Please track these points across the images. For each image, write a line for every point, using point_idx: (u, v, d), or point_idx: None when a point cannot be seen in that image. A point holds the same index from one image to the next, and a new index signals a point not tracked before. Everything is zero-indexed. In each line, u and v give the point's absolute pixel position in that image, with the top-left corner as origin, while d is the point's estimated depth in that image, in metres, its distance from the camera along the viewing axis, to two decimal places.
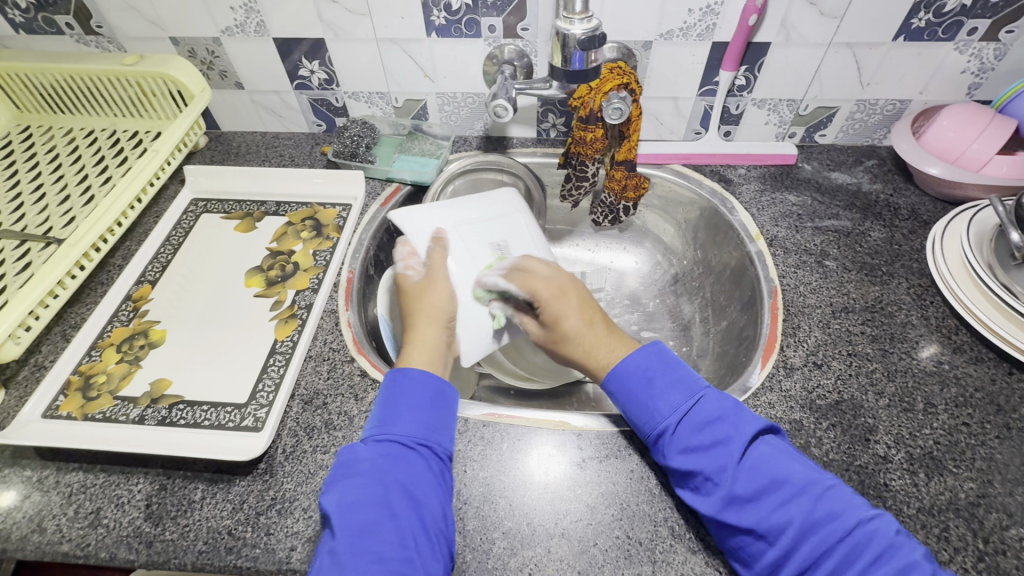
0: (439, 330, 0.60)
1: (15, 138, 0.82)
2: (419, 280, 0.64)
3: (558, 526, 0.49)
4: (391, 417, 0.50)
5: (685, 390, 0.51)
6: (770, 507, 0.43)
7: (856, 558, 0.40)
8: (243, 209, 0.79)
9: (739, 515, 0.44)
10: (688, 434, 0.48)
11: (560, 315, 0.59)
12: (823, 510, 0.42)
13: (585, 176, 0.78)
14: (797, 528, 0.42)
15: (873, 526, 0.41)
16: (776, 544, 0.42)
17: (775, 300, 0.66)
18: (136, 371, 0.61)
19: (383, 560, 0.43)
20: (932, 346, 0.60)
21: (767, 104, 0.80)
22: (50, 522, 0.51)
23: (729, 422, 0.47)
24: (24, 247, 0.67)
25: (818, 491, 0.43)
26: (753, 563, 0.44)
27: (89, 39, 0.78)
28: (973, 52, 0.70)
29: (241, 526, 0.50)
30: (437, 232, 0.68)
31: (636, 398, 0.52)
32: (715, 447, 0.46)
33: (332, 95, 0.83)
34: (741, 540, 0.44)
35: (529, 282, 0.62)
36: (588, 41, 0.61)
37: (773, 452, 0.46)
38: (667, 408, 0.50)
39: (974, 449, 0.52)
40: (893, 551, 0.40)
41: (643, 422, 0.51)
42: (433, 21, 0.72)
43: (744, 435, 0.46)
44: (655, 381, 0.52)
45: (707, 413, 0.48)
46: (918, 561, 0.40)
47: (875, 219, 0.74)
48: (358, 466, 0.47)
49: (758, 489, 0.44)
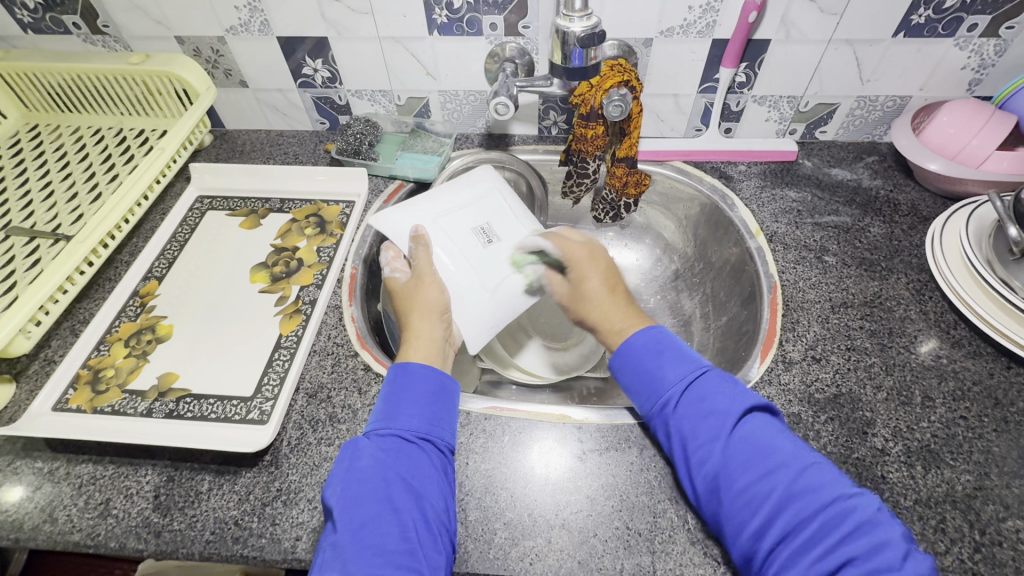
0: (436, 321, 0.61)
1: (23, 137, 0.83)
2: (408, 279, 0.65)
3: (559, 517, 0.50)
4: (393, 412, 0.51)
5: (691, 362, 0.52)
6: (756, 477, 0.44)
7: (831, 530, 0.41)
8: (248, 207, 0.80)
9: (728, 481, 0.45)
10: (688, 404, 0.49)
11: (585, 276, 0.63)
12: (805, 482, 0.43)
13: (585, 172, 0.79)
14: (779, 496, 0.43)
15: (851, 502, 0.42)
16: (757, 514, 0.43)
17: (774, 296, 0.66)
18: (144, 366, 0.62)
19: (385, 553, 0.43)
20: (931, 341, 0.61)
21: (767, 101, 0.80)
22: (61, 512, 0.52)
23: (726, 395, 0.49)
24: (33, 244, 0.68)
25: (804, 465, 0.44)
26: (736, 535, 0.44)
27: (96, 38, 0.79)
28: (973, 48, 0.70)
29: (247, 516, 0.51)
30: (416, 230, 0.67)
31: (643, 368, 0.53)
32: (712, 416, 0.48)
33: (335, 93, 0.84)
34: (725, 511, 0.45)
35: (562, 246, 0.66)
36: (587, 38, 0.62)
37: (766, 428, 0.47)
38: (672, 376, 0.51)
39: (971, 442, 0.53)
40: (870, 527, 0.40)
41: (646, 391, 0.52)
42: (435, 20, 0.72)
43: (738, 408, 0.47)
44: (666, 351, 0.53)
45: (706, 387, 0.49)
46: (893, 540, 0.39)
47: (875, 215, 0.74)
48: (360, 461, 0.48)
49: (747, 458, 0.45)
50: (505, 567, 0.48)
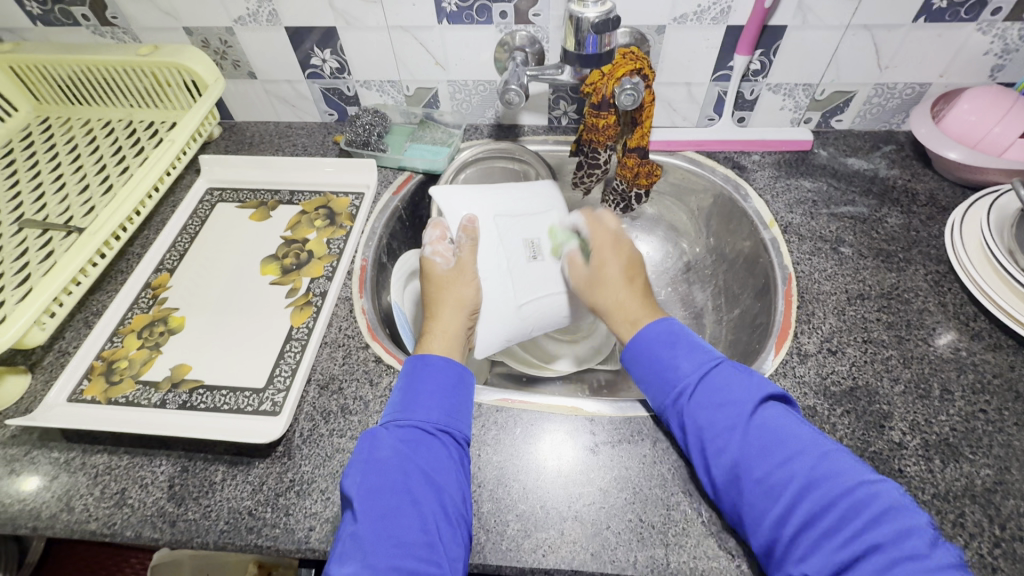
0: (463, 318, 0.61)
1: (34, 130, 0.83)
2: (449, 267, 0.65)
3: (572, 509, 0.50)
4: (411, 403, 0.51)
5: (705, 354, 0.52)
6: (776, 463, 0.44)
7: (854, 517, 0.40)
8: (257, 198, 0.80)
9: (747, 470, 0.44)
10: (703, 394, 0.49)
11: (602, 256, 0.65)
12: (826, 468, 0.42)
13: (597, 163, 0.78)
14: (800, 483, 0.42)
15: (874, 488, 0.41)
16: (778, 501, 0.42)
17: (789, 287, 0.65)
18: (157, 357, 0.62)
19: (404, 545, 0.43)
20: (949, 333, 0.60)
21: (782, 89, 0.78)
22: (78, 501, 0.52)
23: (742, 385, 0.49)
24: (46, 236, 0.68)
25: (822, 453, 0.44)
26: (757, 525, 0.43)
27: (105, 30, 0.79)
28: (996, 33, 0.68)
29: (260, 506, 0.51)
30: (468, 221, 0.68)
31: (657, 359, 0.53)
32: (729, 405, 0.48)
33: (344, 84, 0.84)
34: (744, 500, 0.44)
35: (591, 224, 0.68)
36: (602, 24, 0.61)
37: (782, 416, 0.46)
38: (687, 367, 0.51)
39: (991, 435, 0.52)
40: (895, 512, 0.40)
41: (659, 385, 0.52)
42: (445, 8, 0.72)
43: (755, 397, 0.48)
44: (679, 343, 0.53)
45: (723, 376, 0.50)
46: (919, 526, 0.39)
47: (892, 205, 0.73)
48: (378, 452, 0.47)
49: (765, 446, 0.45)
50: (518, 558, 0.48)
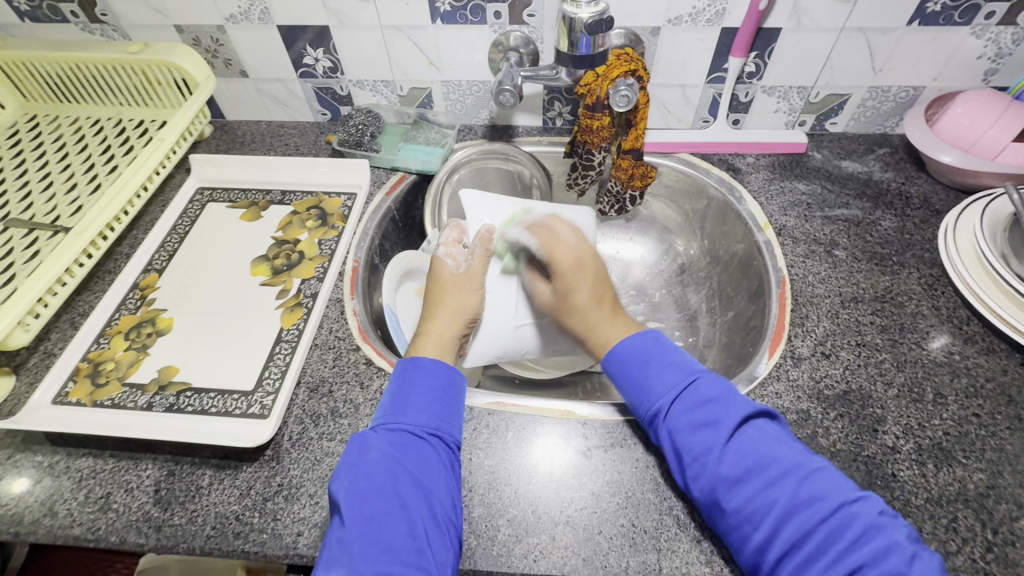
0: (462, 324, 0.61)
1: (22, 128, 0.82)
2: (460, 271, 0.64)
3: (563, 514, 0.49)
4: (402, 407, 0.51)
5: (680, 371, 0.51)
6: (755, 489, 0.43)
7: (836, 539, 0.40)
8: (249, 198, 0.79)
9: (726, 495, 0.44)
10: (680, 415, 0.48)
11: (564, 283, 0.61)
12: (808, 491, 0.42)
13: (591, 164, 0.78)
14: (782, 507, 0.42)
15: (855, 507, 0.41)
16: (760, 526, 0.42)
17: (783, 290, 0.65)
18: (144, 359, 0.62)
19: (392, 550, 0.43)
20: (943, 337, 0.60)
21: (776, 92, 0.78)
22: (61, 506, 0.52)
23: (720, 403, 0.48)
24: (32, 236, 0.67)
25: (805, 473, 0.43)
26: (740, 546, 0.43)
27: (94, 27, 0.78)
28: (989, 37, 0.68)
29: (248, 511, 0.50)
30: (488, 230, 0.67)
31: (633, 380, 0.52)
32: (705, 428, 0.47)
33: (337, 83, 0.83)
34: (727, 523, 0.44)
35: (552, 248, 0.63)
36: (594, 25, 0.60)
37: (762, 436, 0.46)
38: (661, 389, 0.50)
39: (983, 440, 0.52)
40: (875, 532, 0.40)
41: (637, 401, 0.51)
42: (438, 8, 0.71)
43: (733, 418, 0.47)
44: (651, 363, 0.52)
45: (701, 395, 0.49)
46: (899, 541, 0.39)
47: (886, 209, 0.73)
48: (367, 455, 0.47)
49: (743, 471, 0.44)
50: (509, 564, 0.47)
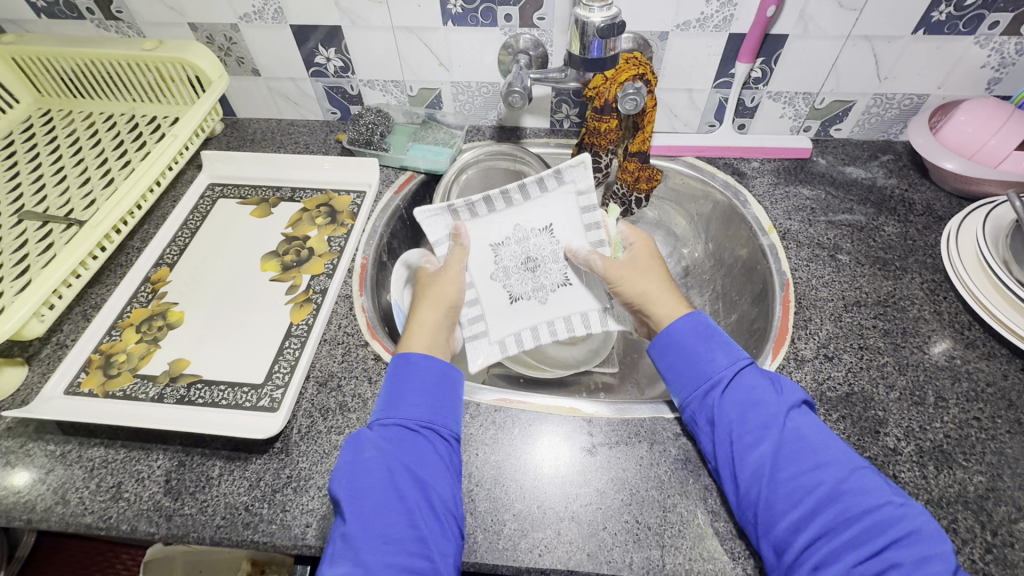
0: (444, 313, 0.61)
1: (36, 122, 0.83)
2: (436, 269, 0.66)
3: (568, 509, 0.50)
4: (396, 401, 0.51)
5: (737, 352, 0.53)
6: (808, 468, 0.45)
7: (878, 532, 0.41)
8: (258, 195, 0.80)
9: (777, 470, 0.45)
10: (740, 388, 0.50)
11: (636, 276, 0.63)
12: (855, 482, 0.44)
13: (598, 167, 0.79)
14: (828, 490, 0.43)
15: (901, 511, 0.42)
16: (800, 505, 0.43)
17: (786, 293, 0.66)
18: (155, 351, 0.62)
19: (394, 541, 0.44)
20: (944, 342, 0.60)
21: (782, 97, 0.79)
22: (73, 494, 0.52)
23: (777, 387, 0.50)
24: (46, 228, 0.68)
25: (852, 466, 0.45)
26: (769, 528, 0.44)
27: (109, 24, 0.79)
28: (993, 47, 0.69)
29: (257, 502, 0.51)
30: (458, 227, 0.64)
31: (692, 350, 0.54)
32: (764, 405, 0.49)
33: (347, 83, 0.84)
34: (768, 499, 0.45)
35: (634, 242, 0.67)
36: (607, 29, 0.61)
37: (814, 424, 0.48)
38: (719, 363, 0.52)
39: (984, 443, 0.52)
40: (923, 535, 0.41)
41: (687, 376, 0.53)
42: (450, 10, 0.72)
43: (789, 402, 0.49)
44: (715, 338, 0.54)
45: (752, 378, 0.50)
46: (943, 554, 0.40)
47: (889, 215, 0.73)
48: (363, 453, 0.48)
49: (800, 450, 0.46)
50: (515, 557, 0.48)
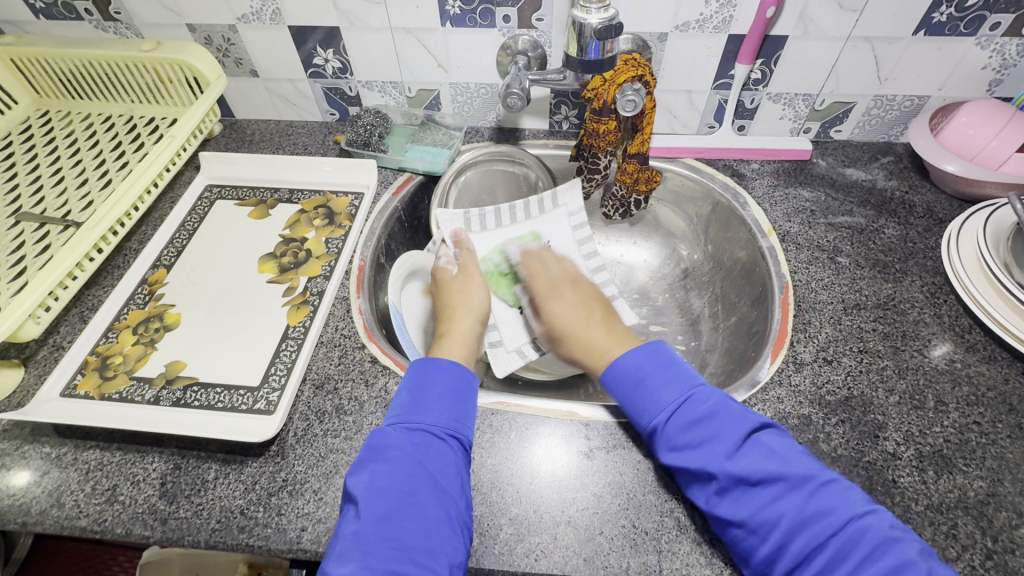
0: (476, 324, 0.64)
1: (34, 123, 0.83)
2: (456, 272, 0.70)
3: (565, 514, 0.50)
4: (420, 405, 0.51)
5: (678, 386, 0.51)
6: (763, 502, 0.44)
7: (848, 553, 0.40)
8: (257, 196, 0.80)
9: (732, 509, 0.44)
10: (680, 429, 0.49)
11: (547, 304, 0.67)
12: (815, 505, 0.42)
13: (597, 168, 0.79)
14: (791, 521, 0.42)
15: (866, 522, 0.41)
16: (767, 539, 0.43)
17: (786, 296, 0.66)
18: (152, 354, 0.62)
19: (404, 548, 0.43)
20: (945, 345, 0.60)
21: (782, 99, 0.79)
22: (68, 497, 0.52)
23: (722, 419, 0.48)
24: (44, 230, 0.68)
25: (812, 487, 0.43)
26: (748, 555, 0.44)
27: (107, 25, 0.79)
28: (995, 48, 0.69)
29: (252, 505, 0.51)
30: (457, 233, 0.75)
31: (631, 397, 0.53)
32: (706, 444, 0.47)
33: (346, 84, 0.84)
34: (735, 533, 0.44)
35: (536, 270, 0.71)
36: (604, 31, 0.60)
37: (767, 450, 0.46)
38: (658, 405, 0.50)
39: (984, 448, 0.52)
40: (889, 546, 0.40)
41: (640, 418, 0.52)
42: (448, 11, 0.72)
43: (735, 434, 0.47)
44: (646, 380, 0.52)
45: (699, 411, 0.49)
46: (913, 559, 0.39)
47: (890, 217, 0.73)
48: (388, 453, 0.48)
49: (751, 484, 0.44)
50: (511, 562, 0.47)
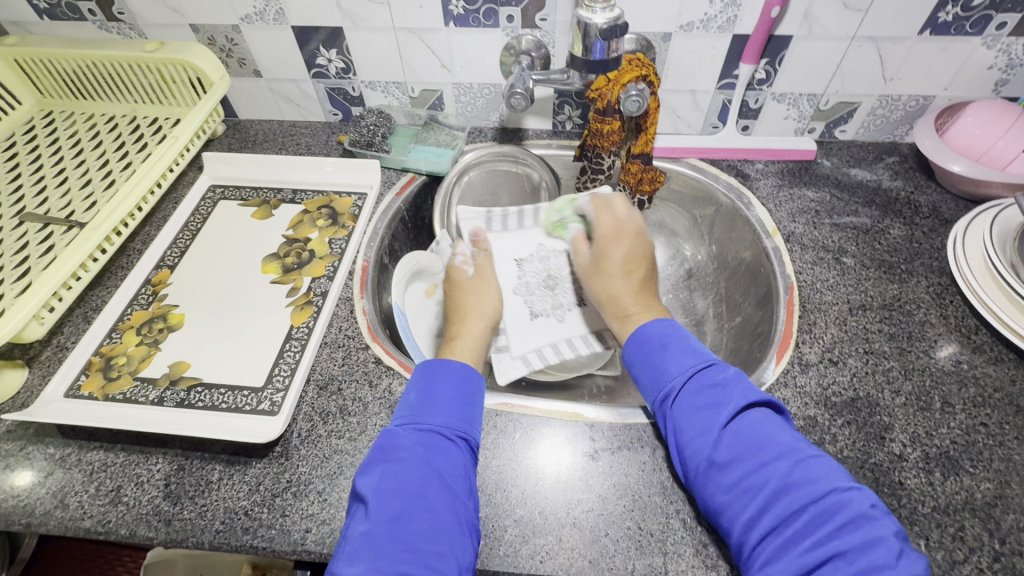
0: (487, 327, 0.64)
1: (38, 124, 0.83)
2: (472, 274, 0.69)
3: (570, 516, 0.50)
4: (429, 406, 0.51)
5: (697, 356, 0.53)
6: (749, 467, 0.44)
7: (824, 523, 0.40)
8: (260, 197, 0.80)
9: (719, 474, 0.45)
10: (693, 394, 0.50)
11: (606, 245, 0.67)
12: (800, 474, 0.42)
13: (601, 168, 0.79)
14: (772, 488, 0.42)
15: (846, 496, 0.41)
16: (749, 504, 0.42)
17: (791, 296, 0.65)
18: (155, 354, 0.62)
19: (415, 550, 0.42)
20: (951, 346, 0.60)
21: (786, 99, 0.79)
22: (72, 498, 0.52)
23: (727, 386, 0.49)
24: (47, 230, 0.68)
25: (799, 457, 0.43)
26: (730, 526, 0.44)
27: (111, 25, 0.79)
28: (1001, 47, 0.68)
29: (257, 507, 0.51)
30: (476, 233, 0.73)
31: (650, 361, 0.54)
32: (708, 409, 0.48)
33: (349, 84, 0.84)
34: (718, 499, 0.44)
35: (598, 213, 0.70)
36: (609, 30, 0.60)
37: (765, 420, 0.46)
38: (674, 370, 0.52)
39: (992, 449, 0.52)
40: (863, 522, 0.39)
41: (652, 385, 0.53)
42: (452, 11, 0.72)
43: (737, 401, 0.47)
44: (669, 346, 0.54)
45: (711, 378, 0.50)
46: (883, 537, 0.39)
47: (895, 217, 0.73)
48: (397, 453, 0.47)
49: (741, 450, 0.45)
50: (516, 564, 0.47)
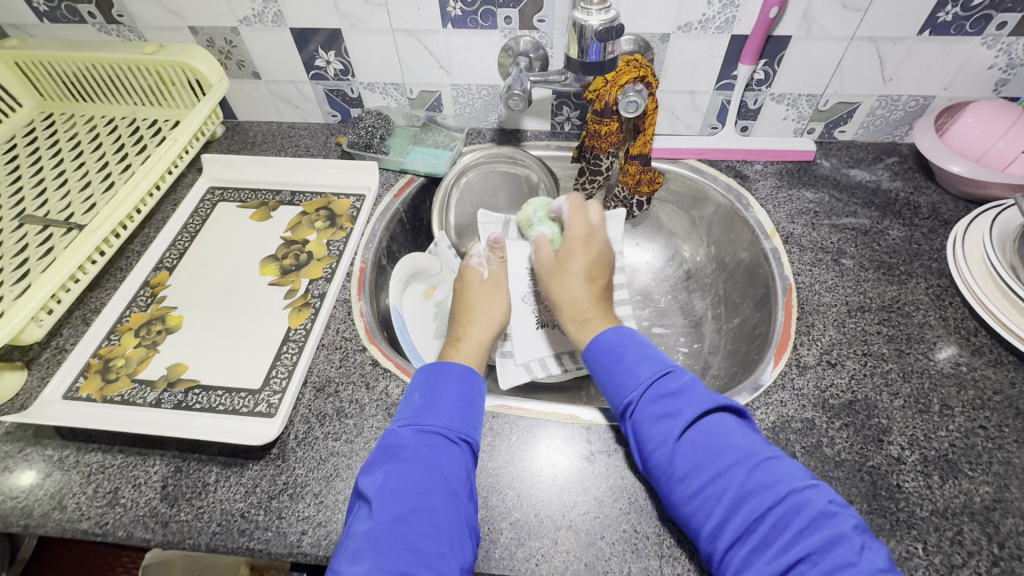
0: (493, 335, 0.64)
1: (38, 126, 0.84)
2: (485, 277, 0.69)
3: (566, 518, 0.50)
4: (432, 407, 0.51)
5: (653, 364, 0.52)
6: (708, 477, 0.44)
7: (785, 527, 0.40)
8: (258, 199, 0.80)
9: (679, 484, 0.44)
10: (650, 405, 0.49)
11: (569, 248, 0.67)
12: (757, 480, 0.42)
13: (599, 170, 0.78)
14: (732, 496, 0.42)
15: (805, 495, 0.41)
16: (712, 513, 0.42)
17: (789, 298, 0.65)
18: (154, 356, 0.62)
19: (418, 551, 0.42)
20: (950, 348, 0.59)
21: (785, 99, 0.79)
22: (70, 500, 0.52)
23: (684, 396, 0.48)
24: (47, 232, 0.68)
25: (755, 462, 0.43)
26: (696, 534, 0.44)
27: (111, 28, 0.80)
28: (1001, 47, 0.68)
29: (253, 509, 0.51)
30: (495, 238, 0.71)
31: (607, 371, 0.53)
32: (665, 418, 0.47)
33: (347, 85, 0.84)
34: (684, 509, 0.44)
35: (574, 217, 0.70)
36: (605, 32, 0.60)
37: (720, 427, 0.46)
38: (631, 383, 0.51)
39: (991, 452, 0.51)
40: (823, 521, 0.40)
41: (612, 397, 0.52)
42: (450, 12, 0.72)
43: (693, 410, 0.47)
44: (624, 357, 0.53)
45: (666, 387, 0.49)
46: (846, 532, 0.39)
47: (895, 218, 0.72)
48: (400, 454, 0.47)
49: (699, 459, 0.45)
50: (512, 567, 0.47)
